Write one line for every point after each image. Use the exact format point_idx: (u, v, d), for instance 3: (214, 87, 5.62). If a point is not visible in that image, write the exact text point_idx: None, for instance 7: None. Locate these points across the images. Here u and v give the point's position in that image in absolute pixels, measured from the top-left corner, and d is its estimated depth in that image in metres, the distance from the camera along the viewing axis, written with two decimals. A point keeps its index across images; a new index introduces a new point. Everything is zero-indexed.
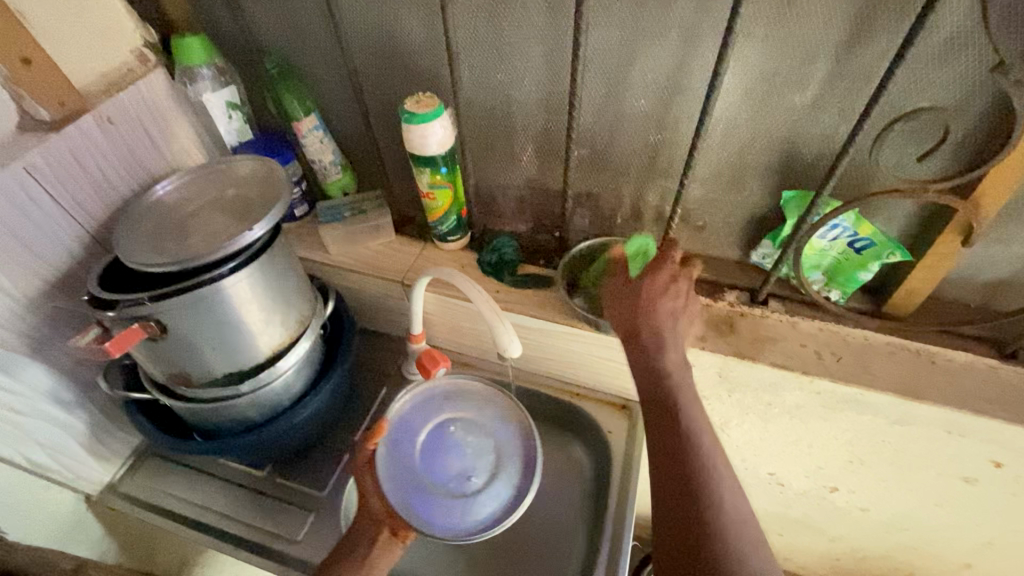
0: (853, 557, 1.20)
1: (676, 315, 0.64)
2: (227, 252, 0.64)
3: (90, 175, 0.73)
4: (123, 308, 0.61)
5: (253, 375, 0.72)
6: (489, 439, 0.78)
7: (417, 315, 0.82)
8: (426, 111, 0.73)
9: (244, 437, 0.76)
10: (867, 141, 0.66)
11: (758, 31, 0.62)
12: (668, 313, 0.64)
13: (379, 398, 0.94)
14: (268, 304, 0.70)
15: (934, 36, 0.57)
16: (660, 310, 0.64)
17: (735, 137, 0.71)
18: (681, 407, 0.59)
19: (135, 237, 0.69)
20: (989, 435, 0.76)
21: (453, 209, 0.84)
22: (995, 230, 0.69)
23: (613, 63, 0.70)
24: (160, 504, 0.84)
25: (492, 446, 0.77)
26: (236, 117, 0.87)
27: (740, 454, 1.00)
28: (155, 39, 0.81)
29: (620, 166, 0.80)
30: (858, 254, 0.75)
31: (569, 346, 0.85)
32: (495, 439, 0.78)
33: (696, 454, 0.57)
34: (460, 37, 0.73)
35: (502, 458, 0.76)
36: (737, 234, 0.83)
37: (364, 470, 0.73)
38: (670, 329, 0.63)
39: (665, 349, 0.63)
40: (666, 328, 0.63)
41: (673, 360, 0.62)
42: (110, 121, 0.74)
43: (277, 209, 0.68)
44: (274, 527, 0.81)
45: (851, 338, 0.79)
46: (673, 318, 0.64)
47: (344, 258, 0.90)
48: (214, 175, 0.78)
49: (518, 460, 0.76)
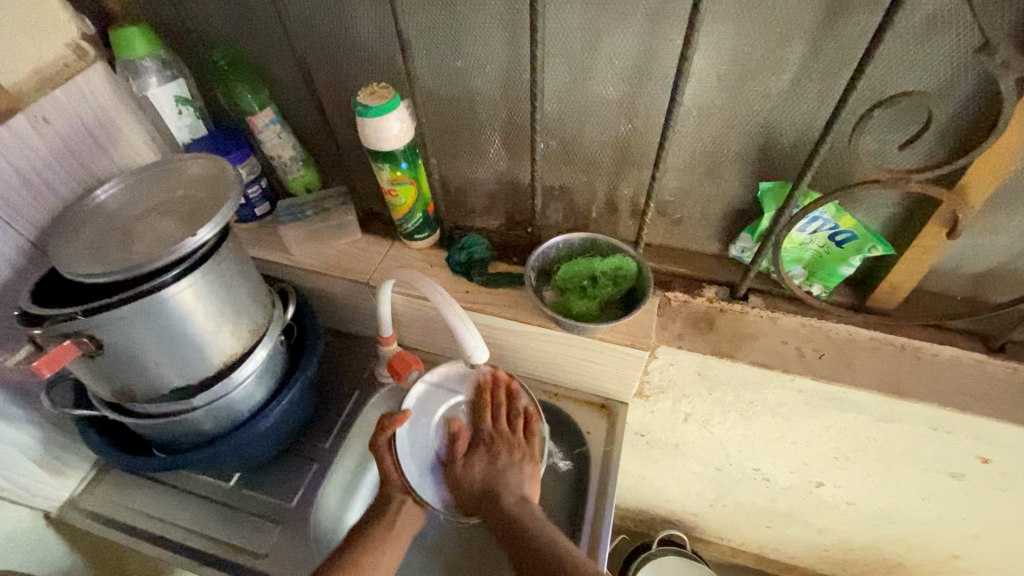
0: (841, 548, 1.19)
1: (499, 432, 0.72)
2: (169, 258, 0.60)
3: (26, 180, 0.68)
4: (54, 324, 0.58)
5: (207, 387, 0.69)
6: None
7: (385, 317, 0.78)
8: (380, 104, 0.68)
9: (201, 451, 0.72)
10: (847, 128, 0.62)
11: (728, 12, 0.58)
12: (492, 457, 0.70)
13: (350, 402, 0.90)
14: (217, 313, 0.66)
15: (915, 15, 0.53)
16: (484, 456, 0.71)
17: (709, 125, 0.67)
18: (501, 497, 0.66)
19: (74, 244, 0.65)
20: (975, 432, 0.73)
21: (419, 205, 0.80)
22: (981, 220, 0.66)
23: (577, 48, 0.65)
24: (122, 519, 0.81)
25: None
26: (186, 113, 0.82)
27: (724, 450, 0.98)
28: (91, 31, 0.75)
29: (591, 158, 0.76)
30: (839, 247, 0.71)
31: (542, 346, 0.82)
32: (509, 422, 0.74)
33: (511, 515, 0.64)
34: (415, 23, 0.69)
35: None
36: (715, 226, 0.80)
37: (383, 449, 0.72)
38: (496, 465, 0.69)
39: (484, 455, 0.71)
40: (491, 469, 0.69)
41: (482, 453, 0.71)
42: (46, 120, 0.69)
43: (224, 209, 0.63)
44: (240, 541, 0.78)
45: (834, 334, 0.76)
46: (500, 462, 0.69)
47: (306, 259, 0.86)
48: (161, 176, 0.73)
49: (526, 441, 0.73)
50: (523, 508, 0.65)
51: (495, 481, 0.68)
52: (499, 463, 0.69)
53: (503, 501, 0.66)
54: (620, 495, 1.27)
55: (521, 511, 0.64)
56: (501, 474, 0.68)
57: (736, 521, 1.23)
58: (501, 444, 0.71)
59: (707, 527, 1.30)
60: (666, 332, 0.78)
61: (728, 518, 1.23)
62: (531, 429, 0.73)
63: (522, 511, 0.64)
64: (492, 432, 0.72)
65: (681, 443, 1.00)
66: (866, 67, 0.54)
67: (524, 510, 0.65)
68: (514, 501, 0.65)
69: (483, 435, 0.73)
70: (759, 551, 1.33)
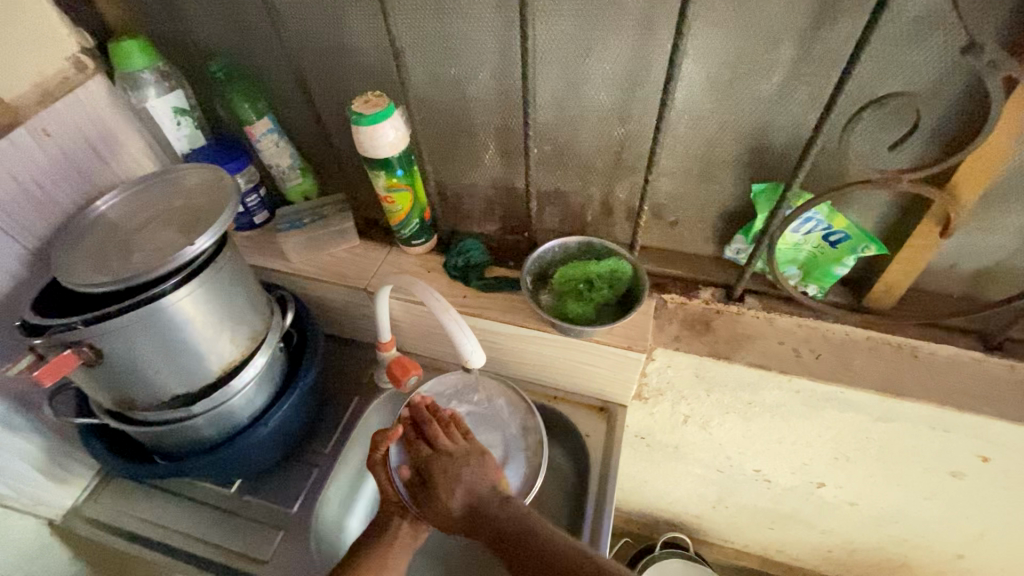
0: (845, 549, 1.18)
1: (444, 455, 0.68)
2: (168, 267, 0.60)
3: (29, 192, 0.69)
4: (55, 334, 0.58)
5: (208, 394, 0.70)
6: (497, 433, 0.77)
7: (383, 323, 0.79)
8: (375, 112, 0.69)
9: (202, 458, 0.73)
10: (838, 129, 0.62)
11: (716, 16, 0.58)
12: (454, 479, 0.66)
13: (350, 408, 0.90)
14: (216, 321, 0.67)
15: (902, 17, 0.53)
16: (443, 483, 0.66)
17: (701, 128, 0.68)
18: (487, 512, 0.64)
19: (74, 255, 0.66)
20: (974, 430, 0.73)
21: (415, 212, 0.81)
22: (974, 219, 0.66)
23: (568, 54, 0.66)
24: (125, 526, 0.82)
25: (499, 439, 0.76)
26: (185, 124, 0.82)
27: (725, 452, 0.98)
28: (90, 43, 0.76)
29: (585, 162, 0.77)
30: (833, 248, 0.71)
31: (540, 350, 0.82)
32: (502, 433, 0.77)
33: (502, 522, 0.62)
34: (408, 33, 0.70)
35: (508, 452, 0.75)
36: (710, 229, 0.80)
37: (378, 465, 0.72)
38: (462, 486, 0.66)
39: (445, 482, 0.66)
40: (461, 492, 0.65)
41: (444, 484, 0.66)
42: (47, 133, 0.70)
43: (221, 218, 0.64)
44: (242, 547, 0.78)
45: (830, 334, 0.76)
46: (466, 480, 0.66)
47: (305, 266, 0.87)
48: (160, 186, 0.74)
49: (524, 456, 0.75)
50: (510, 510, 0.63)
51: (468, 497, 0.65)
52: (461, 480, 0.66)
53: (490, 514, 0.63)
54: (623, 498, 1.27)
55: (511, 515, 0.62)
56: (472, 488, 0.66)
57: (739, 523, 1.22)
58: (457, 461, 0.67)
59: (710, 529, 1.30)
60: (663, 334, 0.78)
61: (730, 520, 1.23)
62: (465, 431, 0.71)
63: (512, 517, 0.62)
64: (436, 458, 0.68)
65: (681, 445, 1.00)
66: (854, 69, 0.54)
67: (516, 512, 0.63)
68: (501, 507, 0.63)
69: (431, 467, 0.68)
70: (763, 553, 1.32)
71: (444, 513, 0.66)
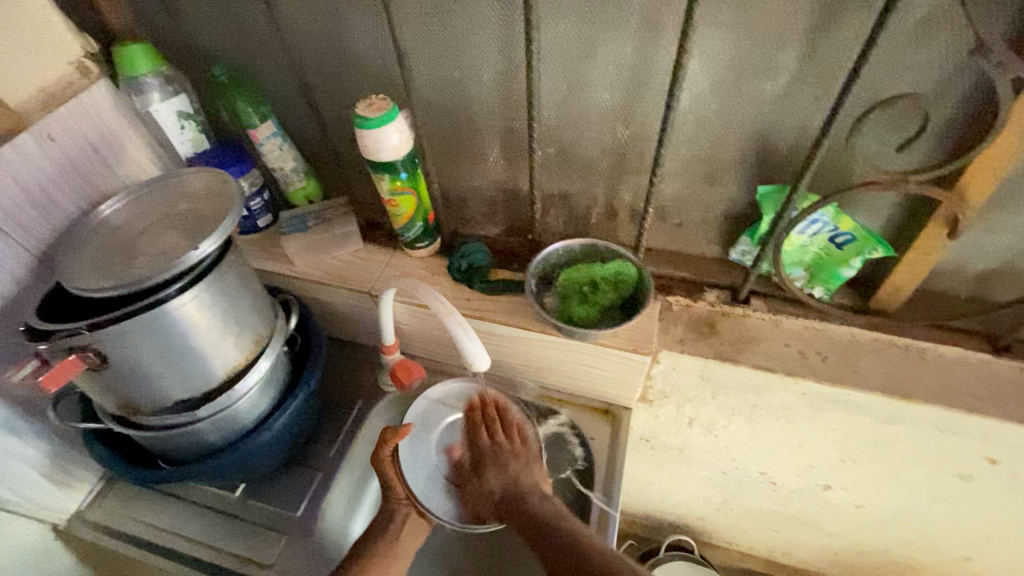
0: (851, 551, 1.17)
1: (500, 444, 0.74)
2: (172, 272, 0.60)
3: (32, 197, 0.69)
4: (59, 339, 0.58)
5: (212, 399, 0.70)
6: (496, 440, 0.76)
7: (387, 326, 0.79)
8: (378, 115, 0.69)
9: (206, 463, 0.73)
10: (844, 131, 0.62)
11: (721, 18, 0.58)
12: (505, 465, 0.72)
13: (354, 411, 0.90)
14: (220, 325, 0.67)
15: (909, 17, 0.53)
16: (493, 466, 0.72)
17: (706, 130, 0.67)
18: (524, 498, 0.67)
19: (78, 260, 0.66)
20: (982, 433, 0.73)
21: (419, 215, 0.80)
22: (981, 220, 0.65)
23: (572, 56, 0.66)
24: (129, 531, 0.82)
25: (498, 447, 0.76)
26: (189, 127, 0.82)
27: (730, 454, 0.97)
28: (95, 50, 0.76)
29: (589, 164, 0.77)
30: (839, 250, 0.71)
31: (544, 353, 0.82)
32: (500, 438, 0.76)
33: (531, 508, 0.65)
34: (411, 36, 0.69)
35: None
36: (715, 230, 0.79)
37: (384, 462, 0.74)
38: (511, 473, 0.71)
39: (497, 464, 0.72)
40: (505, 476, 0.71)
41: (496, 467, 0.72)
42: (51, 137, 0.70)
43: (226, 222, 0.64)
44: (245, 551, 0.78)
45: (837, 336, 0.75)
46: (514, 471, 0.71)
47: (308, 269, 0.87)
48: (163, 190, 0.74)
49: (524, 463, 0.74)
50: (545, 505, 0.66)
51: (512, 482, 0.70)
52: (511, 469, 0.71)
53: (527, 501, 0.67)
54: (626, 500, 1.26)
55: (545, 506, 0.66)
56: (517, 479, 0.70)
57: (744, 525, 1.22)
58: (510, 453, 0.73)
59: (715, 532, 1.29)
60: (668, 336, 0.78)
61: (735, 523, 1.22)
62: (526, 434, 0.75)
63: (543, 506, 0.66)
64: (493, 447, 0.74)
65: (686, 447, 0.99)
66: (862, 70, 0.54)
67: (551, 506, 0.66)
68: (537, 498, 0.67)
69: (485, 451, 0.74)
70: (768, 555, 1.32)
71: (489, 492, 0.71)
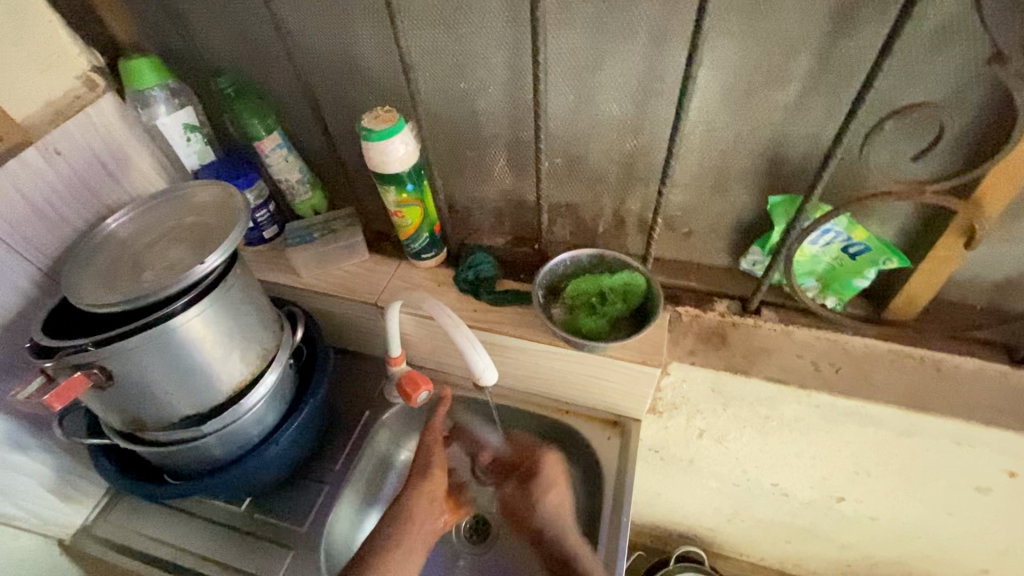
0: (865, 564, 1.15)
1: (551, 465, 0.77)
2: (179, 286, 0.60)
3: (39, 211, 0.69)
4: (64, 356, 0.58)
5: (218, 414, 0.69)
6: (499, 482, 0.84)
7: (393, 338, 0.78)
8: (384, 128, 0.68)
9: (212, 478, 0.72)
10: (858, 140, 0.61)
11: (731, 27, 0.57)
12: (548, 492, 0.75)
13: (360, 424, 0.89)
14: (226, 339, 0.66)
15: (924, 25, 0.52)
16: (542, 487, 0.75)
17: (715, 139, 0.67)
18: (564, 531, 0.72)
19: (84, 275, 0.66)
20: (1001, 446, 0.71)
21: (425, 226, 0.80)
22: (998, 229, 0.64)
23: (580, 66, 0.65)
24: (135, 546, 0.81)
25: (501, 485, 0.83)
26: (195, 139, 0.82)
27: (741, 465, 0.95)
28: (102, 63, 0.77)
29: (596, 174, 0.76)
30: (852, 260, 0.70)
31: (552, 364, 0.81)
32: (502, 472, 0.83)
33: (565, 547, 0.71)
34: (417, 47, 0.69)
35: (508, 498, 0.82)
36: (724, 240, 0.78)
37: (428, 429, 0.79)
38: (555, 496, 0.75)
39: (547, 487, 0.75)
40: (553, 503, 0.74)
41: (545, 489, 0.75)
42: (58, 152, 0.70)
43: (232, 236, 0.63)
44: (252, 567, 0.77)
45: (851, 347, 0.74)
46: (560, 501, 0.74)
47: (313, 280, 0.86)
48: (170, 204, 0.73)
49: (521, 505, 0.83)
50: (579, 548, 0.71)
51: (555, 508, 0.74)
52: (557, 496, 0.74)
53: (566, 536, 0.72)
54: (635, 511, 1.25)
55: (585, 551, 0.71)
56: (559, 508, 0.74)
57: (755, 536, 1.20)
58: (557, 483, 0.75)
59: (725, 543, 1.27)
60: (678, 347, 0.77)
61: (746, 534, 1.20)
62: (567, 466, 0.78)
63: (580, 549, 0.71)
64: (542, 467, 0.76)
65: (696, 459, 0.98)
66: (876, 79, 0.53)
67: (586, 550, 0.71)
68: (576, 540, 0.71)
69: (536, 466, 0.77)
70: (779, 566, 1.30)
71: (526, 507, 0.76)
